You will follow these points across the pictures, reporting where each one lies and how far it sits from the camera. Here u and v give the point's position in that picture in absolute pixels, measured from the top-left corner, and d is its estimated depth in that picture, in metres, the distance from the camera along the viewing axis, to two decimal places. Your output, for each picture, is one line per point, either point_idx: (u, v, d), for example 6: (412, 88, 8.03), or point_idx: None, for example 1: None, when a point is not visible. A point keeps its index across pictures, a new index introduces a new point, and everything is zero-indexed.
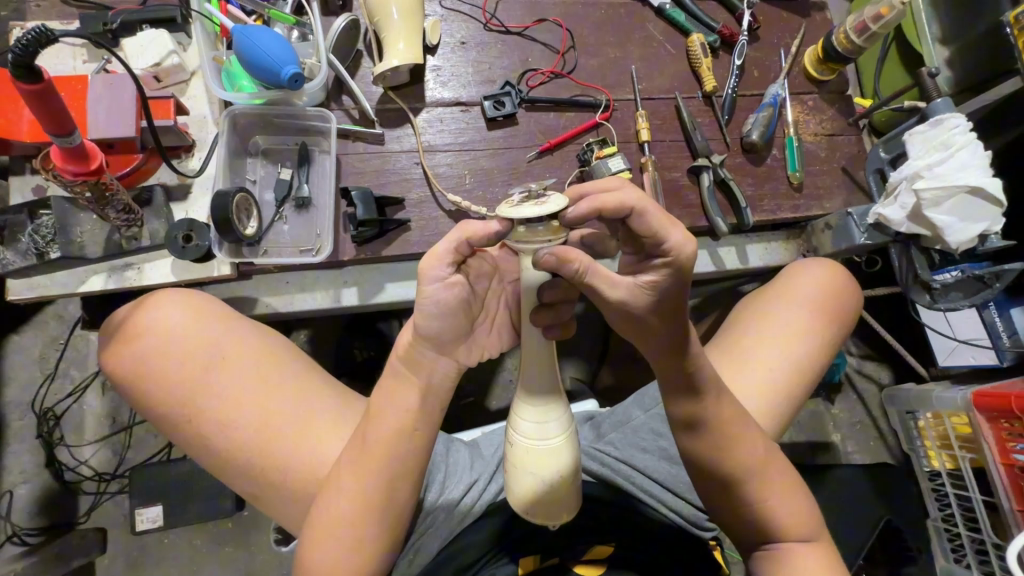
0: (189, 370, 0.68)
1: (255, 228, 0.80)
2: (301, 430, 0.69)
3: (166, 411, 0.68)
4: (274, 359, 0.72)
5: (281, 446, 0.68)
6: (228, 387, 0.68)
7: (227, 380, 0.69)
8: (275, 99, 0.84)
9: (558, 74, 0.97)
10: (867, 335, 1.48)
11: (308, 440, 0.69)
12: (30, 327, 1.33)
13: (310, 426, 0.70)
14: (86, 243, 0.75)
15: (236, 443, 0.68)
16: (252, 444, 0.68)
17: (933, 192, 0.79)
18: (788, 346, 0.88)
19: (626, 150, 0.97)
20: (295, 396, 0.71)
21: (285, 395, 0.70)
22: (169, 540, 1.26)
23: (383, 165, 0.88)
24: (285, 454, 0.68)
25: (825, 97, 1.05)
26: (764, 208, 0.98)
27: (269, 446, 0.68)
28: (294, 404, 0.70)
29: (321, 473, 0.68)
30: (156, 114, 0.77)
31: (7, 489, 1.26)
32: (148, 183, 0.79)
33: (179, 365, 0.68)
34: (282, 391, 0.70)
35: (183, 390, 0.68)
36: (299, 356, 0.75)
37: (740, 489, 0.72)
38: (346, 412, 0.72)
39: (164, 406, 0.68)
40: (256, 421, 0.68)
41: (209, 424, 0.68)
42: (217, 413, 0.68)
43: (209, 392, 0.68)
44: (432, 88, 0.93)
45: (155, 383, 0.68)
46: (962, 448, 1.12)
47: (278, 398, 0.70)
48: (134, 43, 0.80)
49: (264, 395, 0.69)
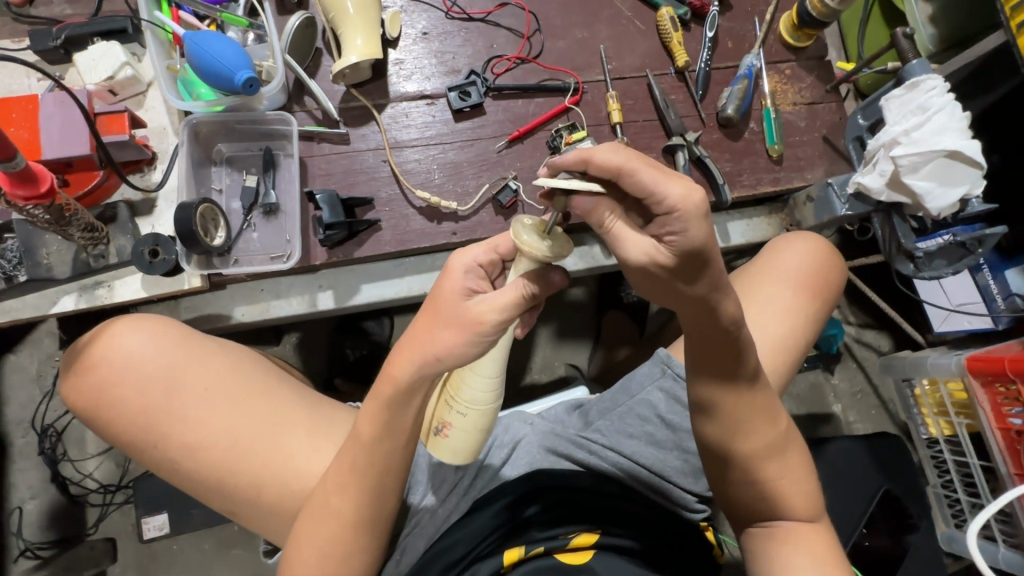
0: (151, 394, 0.68)
1: (223, 238, 0.79)
2: (274, 443, 0.70)
3: (134, 437, 0.68)
4: (238, 379, 0.71)
5: (254, 462, 0.69)
6: (194, 408, 0.69)
7: (192, 400, 0.69)
8: (235, 105, 0.82)
9: (524, 59, 0.95)
10: (863, 304, 1.46)
11: (282, 454, 0.70)
12: (26, 346, 1.34)
13: (282, 440, 0.70)
14: (53, 264, 0.75)
15: (209, 465, 0.69)
16: (224, 463, 0.69)
17: (910, 158, 0.76)
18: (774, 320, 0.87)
19: (598, 133, 0.95)
20: (265, 414, 0.71)
21: (255, 411, 0.71)
22: (178, 546, 1.28)
23: (351, 165, 0.87)
24: (259, 471, 0.69)
25: (804, 64, 1.02)
26: (743, 183, 0.96)
27: (241, 464, 0.69)
28: (262, 421, 0.70)
29: (298, 486, 0.69)
30: (111, 128, 0.76)
31: (17, 505, 1.29)
32: (112, 200, 0.78)
33: (143, 390, 0.68)
34: (251, 410, 0.71)
35: (149, 414, 0.68)
36: (268, 371, 0.76)
37: (725, 473, 0.71)
38: (319, 421, 0.73)
39: (131, 432, 0.68)
40: (226, 439, 0.69)
41: (179, 448, 0.68)
42: (187, 438, 0.68)
43: (175, 414, 0.68)
44: (396, 83, 0.91)
45: (121, 412, 0.68)
46: (958, 414, 1.11)
47: (248, 414, 0.70)
48: (86, 58, 0.78)
49: (231, 416, 0.70)
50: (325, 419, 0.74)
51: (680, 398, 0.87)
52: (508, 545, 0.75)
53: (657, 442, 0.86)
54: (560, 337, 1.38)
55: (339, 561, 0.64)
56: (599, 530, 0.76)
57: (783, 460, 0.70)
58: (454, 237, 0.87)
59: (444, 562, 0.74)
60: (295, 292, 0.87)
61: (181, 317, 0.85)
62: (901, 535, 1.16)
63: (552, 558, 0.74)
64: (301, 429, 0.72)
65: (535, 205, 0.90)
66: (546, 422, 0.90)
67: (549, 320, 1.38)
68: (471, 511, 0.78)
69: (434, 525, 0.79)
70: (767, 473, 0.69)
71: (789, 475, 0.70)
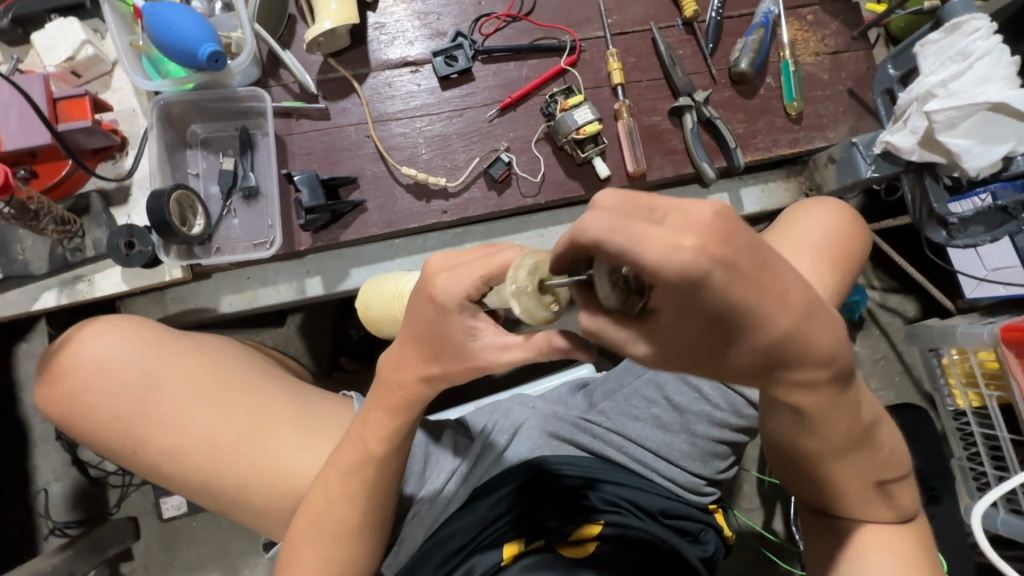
0: (125, 400, 0.67)
1: (202, 226, 0.75)
2: (258, 443, 0.68)
3: (114, 443, 0.68)
4: (218, 380, 0.70)
5: (236, 464, 0.68)
6: (170, 412, 0.68)
7: (167, 406, 0.68)
8: (205, 82, 0.77)
9: (515, 17, 0.87)
10: (888, 268, 1.38)
11: (266, 454, 0.68)
12: (37, 333, 1.35)
13: (267, 440, 0.69)
14: (31, 259, 0.73)
15: (192, 467, 0.68)
16: (207, 464, 0.68)
17: (947, 114, 0.68)
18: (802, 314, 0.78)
19: (597, 96, 0.87)
20: (247, 412, 0.69)
21: (235, 412, 0.69)
22: (197, 523, 1.31)
23: (334, 142, 0.82)
24: (243, 472, 0.68)
25: (828, 8, 0.91)
26: (757, 146, 0.88)
27: (224, 467, 0.68)
28: (244, 421, 0.69)
29: (284, 485, 0.68)
30: (73, 114, 0.71)
31: (42, 487, 1.32)
32: (86, 189, 0.75)
33: (114, 396, 0.67)
34: (230, 411, 0.69)
35: (124, 422, 0.67)
36: (252, 366, 0.74)
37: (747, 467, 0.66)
38: (306, 419, 0.71)
39: (109, 439, 0.68)
40: (206, 442, 0.68)
41: (157, 454, 0.68)
42: (164, 443, 0.68)
43: (151, 421, 0.67)
44: (377, 49, 0.85)
45: (95, 419, 0.68)
46: (988, 385, 1.04)
47: (229, 414, 0.69)
48: (44, 38, 0.74)
49: (208, 419, 0.68)
50: (311, 414, 0.72)
51: (687, 377, 0.81)
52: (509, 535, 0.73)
53: (659, 426, 0.81)
54: None
55: (334, 563, 0.64)
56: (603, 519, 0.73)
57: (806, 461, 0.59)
58: (444, 215, 0.82)
59: (443, 552, 0.73)
60: (283, 279, 0.83)
61: (169, 308, 0.83)
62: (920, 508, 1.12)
63: (555, 551, 0.72)
64: (287, 428, 0.70)
65: (531, 177, 0.84)
66: (547, 404, 0.86)
67: None
68: (471, 500, 0.76)
69: (434, 515, 0.78)
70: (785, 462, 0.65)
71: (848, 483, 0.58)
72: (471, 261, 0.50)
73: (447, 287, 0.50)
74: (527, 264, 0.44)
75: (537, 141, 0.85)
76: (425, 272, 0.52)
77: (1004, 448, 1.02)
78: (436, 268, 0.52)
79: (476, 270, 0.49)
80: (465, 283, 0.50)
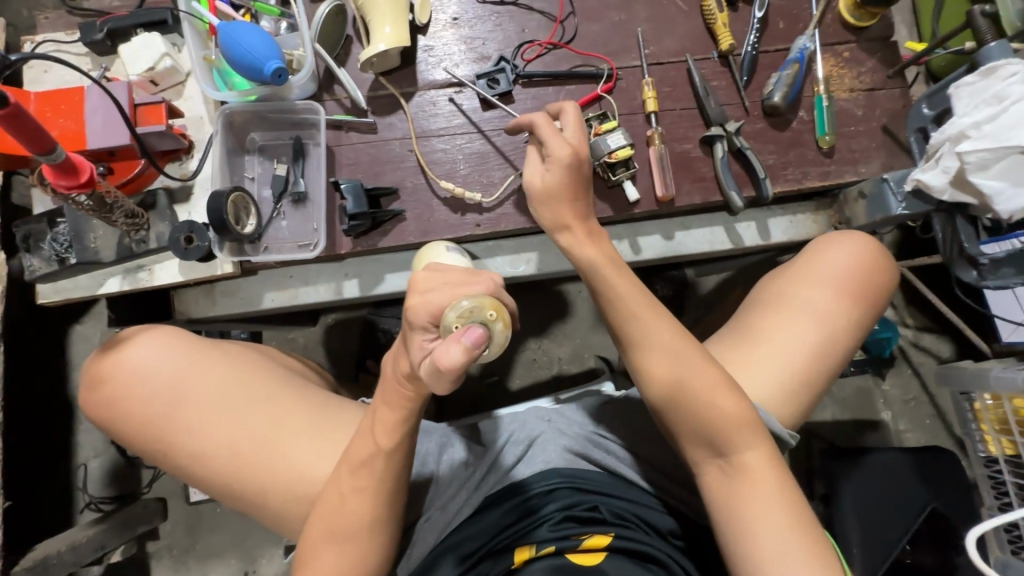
0: (156, 407, 0.72)
1: (253, 226, 0.81)
2: (276, 450, 0.72)
3: (147, 447, 0.73)
4: (245, 387, 0.74)
5: (258, 469, 0.72)
6: (196, 420, 0.72)
7: (193, 413, 0.72)
8: (267, 95, 0.84)
9: (556, 45, 0.91)
10: (922, 306, 1.36)
11: (285, 460, 0.72)
12: (89, 317, 1.43)
13: (285, 447, 0.72)
14: (100, 248, 0.79)
15: (216, 471, 0.72)
16: (229, 469, 0.72)
17: (979, 155, 0.69)
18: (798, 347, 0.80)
19: (631, 122, 0.90)
20: (268, 420, 0.73)
21: (256, 420, 0.73)
22: (222, 509, 1.37)
23: (379, 154, 0.88)
24: (262, 477, 0.72)
25: (865, 46, 0.93)
26: (787, 177, 0.89)
27: (245, 471, 0.72)
28: (263, 429, 0.73)
29: (301, 491, 0.72)
30: (150, 119, 0.78)
31: (81, 463, 1.39)
32: (153, 187, 0.82)
33: (147, 402, 0.72)
34: (251, 419, 0.73)
35: (154, 426, 0.72)
36: (275, 374, 0.78)
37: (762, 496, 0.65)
38: (321, 428, 0.74)
39: (141, 441, 0.73)
40: (229, 449, 0.72)
41: (184, 457, 0.72)
42: (190, 448, 0.72)
43: (179, 426, 0.72)
44: (424, 70, 0.90)
45: (129, 423, 0.73)
46: (1022, 433, 1.01)
47: (249, 422, 0.73)
48: (129, 50, 0.82)
49: (230, 427, 0.72)
50: (327, 422, 0.75)
51: None
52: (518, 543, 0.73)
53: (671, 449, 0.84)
54: (592, 328, 1.36)
55: (349, 557, 0.66)
56: (612, 531, 0.72)
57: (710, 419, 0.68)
58: (478, 228, 0.86)
59: (454, 557, 0.75)
60: (322, 280, 0.89)
61: (218, 301, 0.89)
62: (947, 556, 1.08)
63: (563, 557, 0.70)
64: (304, 436, 0.74)
65: None
66: (565, 419, 0.87)
67: (580, 311, 1.36)
68: (483, 507, 0.79)
69: (444, 520, 0.79)
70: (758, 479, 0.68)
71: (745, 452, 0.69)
72: (447, 287, 0.53)
73: (419, 309, 0.53)
74: (466, 308, 0.51)
75: None
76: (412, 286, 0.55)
77: None
78: (416, 286, 0.54)
79: (443, 297, 0.52)
80: (433, 308, 0.52)
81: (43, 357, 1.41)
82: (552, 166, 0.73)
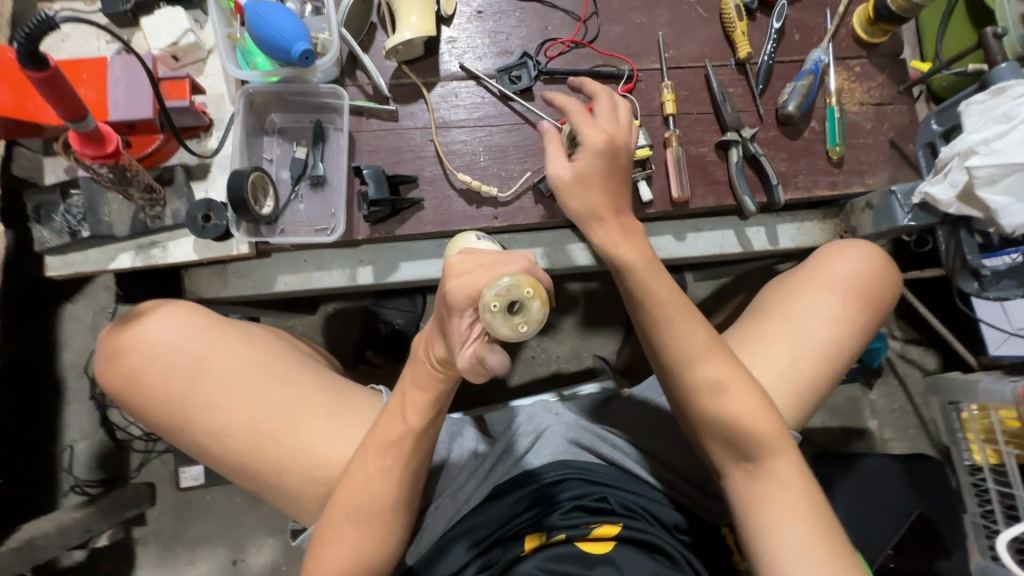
0: (176, 381, 0.72)
1: (272, 208, 0.81)
2: (294, 431, 0.72)
3: (164, 421, 0.73)
4: (267, 367, 0.74)
5: (275, 449, 0.72)
6: (216, 395, 0.72)
7: (213, 388, 0.72)
8: (289, 77, 0.83)
9: (578, 43, 0.92)
10: (911, 319, 1.40)
11: (302, 441, 0.72)
12: (82, 296, 1.40)
13: (303, 428, 0.73)
14: (114, 222, 0.78)
15: (233, 449, 0.72)
16: (246, 447, 0.72)
17: (988, 170, 0.72)
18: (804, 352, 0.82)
19: (650, 124, 0.92)
20: (287, 400, 0.73)
21: (275, 400, 0.73)
22: (212, 496, 1.35)
23: (399, 142, 0.88)
24: (279, 456, 0.72)
25: (875, 62, 0.96)
26: (798, 185, 0.92)
27: (262, 450, 0.72)
28: (282, 408, 0.73)
29: (317, 472, 0.72)
30: (172, 94, 0.78)
31: (68, 445, 1.36)
32: (170, 163, 0.81)
33: (167, 375, 0.72)
34: (271, 397, 0.73)
35: (173, 400, 0.72)
36: (293, 356, 0.78)
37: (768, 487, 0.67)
38: (338, 411, 0.74)
39: (158, 415, 0.73)
40: (247, 426, 0.72)
41: (201, 432, 0.72)
42: (208, 424, 0.72)
43: (198, 400, 0.72)
44: (447, 61, 0.91)
45: (147, 395, 0.72)
46: (1007, 443, 1.05)
47: (269, 402, 0.72)
48: (152, 24, 0.81)
49: (249, 405, 0.72)
50: (345, 406, 0.75)
51: None
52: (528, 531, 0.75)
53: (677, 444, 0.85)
54: (592, 328, 1.37)
55: (366, 537, 0.67)
56: (621, 521, 0.74)
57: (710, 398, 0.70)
58: (495, 221, 0.87)
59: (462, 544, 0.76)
60: (336, 266, 0.88)
61: (229, 282, 0.88)
62: (930, 560, 1.11)
63: (573, 546, 0.72)
64: (321, 418, 0.74)
65: None
66: (571, 412, 0.88)
67: (581, 310, 1.37)
68: (492, 496, 0.79)
69: (453, 507, 0.80)
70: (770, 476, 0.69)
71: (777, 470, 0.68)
72: (484, 269, 0.53)
73: (457, 293, 0.53)
74: (500, 285, 0.51)
75: None
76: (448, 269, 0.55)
77: None
78: (453, 270, 0.54)
79: (478, 279, 0.52)
80: (468, 292, 0.52)
81: (33, 334, 1.37)
82: (584, 153, 0.68)
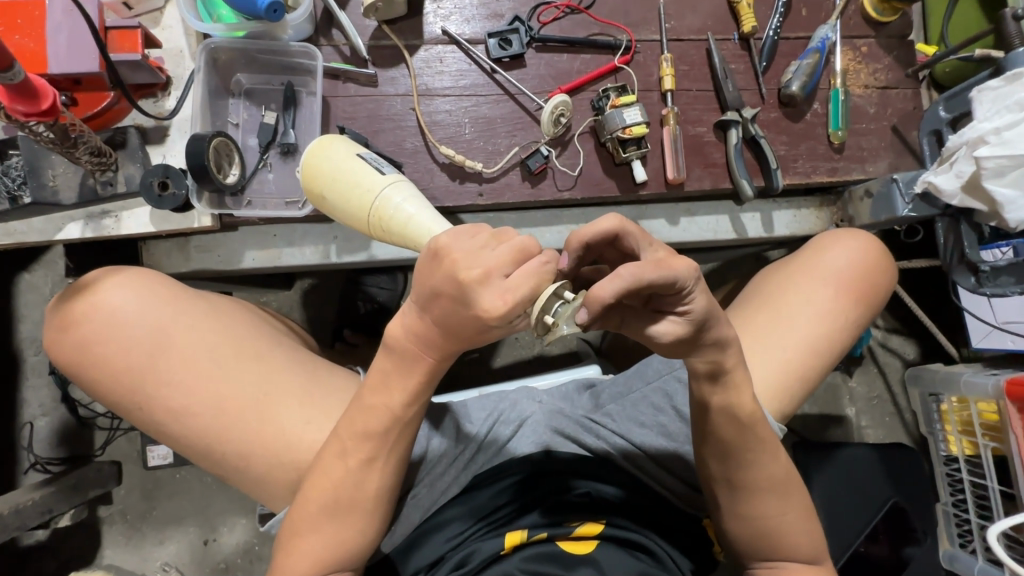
0: (135, 356, 0.66)
1: (236, 176, 0.74)
2: (264, 413, 0.68)
3: (120, 399, 0.67)
4: (235, 346, 0.69)
5: (242, 432, 0.67)
6: (180, 372, 0.66)
7: (177, 364, 0.66)
8: (257, 32, 0.76)
9: (574, 9, 0.86)
10: (896, 308, 1.40)
11: (273, 424, 0.67)
12: (40, 265, 1.31)
13: (274, 410, 0.68)
14: (60, 188, 0.71)
15: (197, 431, 0.67)
16: (212, 429, 0.67)
17: (997, 161, 0.72)
18: (803, 342, 0.80)
19: (646, 99, 0.86)
20: (257, 379, 0.68)
21: (245, 378, 0.68)
22: (181, 475, 1.30)
23: (378, 110, 0.81)
24: (247, 440, 0.67)
25: (882, 43, 0.91)
26: (797, 170, 0.88)
27: (229, 432, 0.67)
28: (252, 388, 0.68)
29: (287, 457, 0.67)
30: (122, 45, 0.70)
31: (27, 421, 1.29)
32: (122, 124, 0.74)
33: (125, 349, 0.66)
34: (240, 376, 0.68)
35: (130, 376, 0.66)
36: (265, 335, 0.73)
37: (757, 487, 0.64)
38: (311, 395, 0.70)
39: (114, 392, 0.66)
40: (214, 405, 0.66)
41: (162, 412, 0.66)
42: (171, 403, 0.66)
43: (159, 377, 0.66)
44: (432, 23, 0.84)
45: (103, 370, 0.66)
46: (984, 435, 1.05)
47: (238, 381, 0.67)
48: None
49: (216, 383, 0.67)
50: (317, 387, 0.71)
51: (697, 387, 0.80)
52: (510, 527, 0.73)
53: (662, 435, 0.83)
54: None
55: (340, 530, 0.63)
56: (605, 519, 0.73)
57: (735, 416, 0.62)
58: (479, 198, 0.82)
59: (438, 537, 0.74)
60: (309, 242, 0.83)
61: (192, 256, 0.82)
62: (900, 547, 1.14)
63: (554, 545, 0.71)
64: (294, 402, 0.69)
65: (568, 171, 0.83)
66: (554, 400, 0.86)
67: None
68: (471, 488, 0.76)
69: (428, 501, 0.75)
70: (755, 477, 0.66)
71: (766, 468, 0.67)
72: (518, 273, 0.47)
73: (498, 309, 0.47)
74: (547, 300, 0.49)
75: (581, 134, 0.84)
76: (460, 280, 0.48)
77: (992, 499, 1.04)
78: (473, 280, 0.48)
79: (523, 283, 0.47)
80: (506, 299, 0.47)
81: None
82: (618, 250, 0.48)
